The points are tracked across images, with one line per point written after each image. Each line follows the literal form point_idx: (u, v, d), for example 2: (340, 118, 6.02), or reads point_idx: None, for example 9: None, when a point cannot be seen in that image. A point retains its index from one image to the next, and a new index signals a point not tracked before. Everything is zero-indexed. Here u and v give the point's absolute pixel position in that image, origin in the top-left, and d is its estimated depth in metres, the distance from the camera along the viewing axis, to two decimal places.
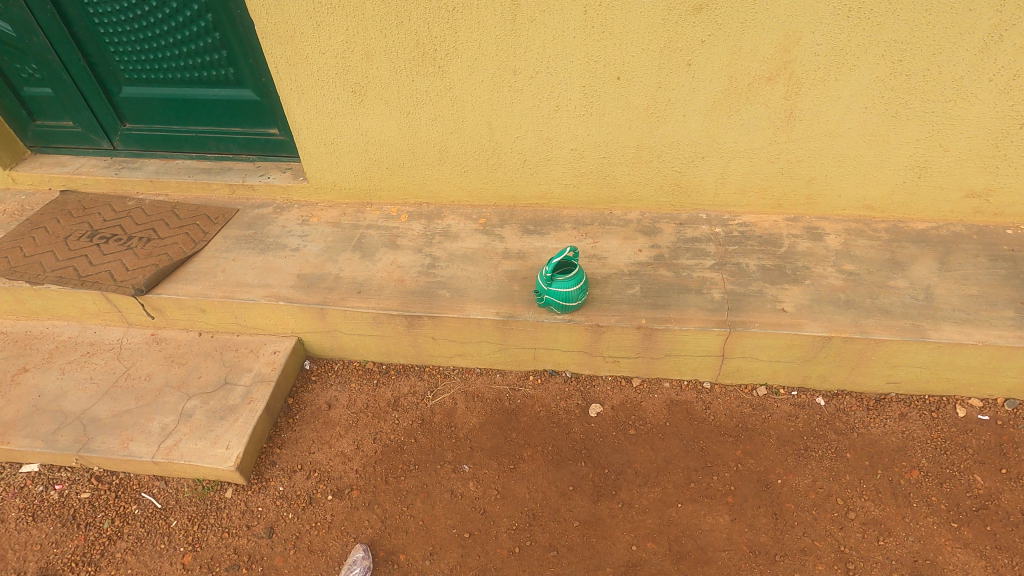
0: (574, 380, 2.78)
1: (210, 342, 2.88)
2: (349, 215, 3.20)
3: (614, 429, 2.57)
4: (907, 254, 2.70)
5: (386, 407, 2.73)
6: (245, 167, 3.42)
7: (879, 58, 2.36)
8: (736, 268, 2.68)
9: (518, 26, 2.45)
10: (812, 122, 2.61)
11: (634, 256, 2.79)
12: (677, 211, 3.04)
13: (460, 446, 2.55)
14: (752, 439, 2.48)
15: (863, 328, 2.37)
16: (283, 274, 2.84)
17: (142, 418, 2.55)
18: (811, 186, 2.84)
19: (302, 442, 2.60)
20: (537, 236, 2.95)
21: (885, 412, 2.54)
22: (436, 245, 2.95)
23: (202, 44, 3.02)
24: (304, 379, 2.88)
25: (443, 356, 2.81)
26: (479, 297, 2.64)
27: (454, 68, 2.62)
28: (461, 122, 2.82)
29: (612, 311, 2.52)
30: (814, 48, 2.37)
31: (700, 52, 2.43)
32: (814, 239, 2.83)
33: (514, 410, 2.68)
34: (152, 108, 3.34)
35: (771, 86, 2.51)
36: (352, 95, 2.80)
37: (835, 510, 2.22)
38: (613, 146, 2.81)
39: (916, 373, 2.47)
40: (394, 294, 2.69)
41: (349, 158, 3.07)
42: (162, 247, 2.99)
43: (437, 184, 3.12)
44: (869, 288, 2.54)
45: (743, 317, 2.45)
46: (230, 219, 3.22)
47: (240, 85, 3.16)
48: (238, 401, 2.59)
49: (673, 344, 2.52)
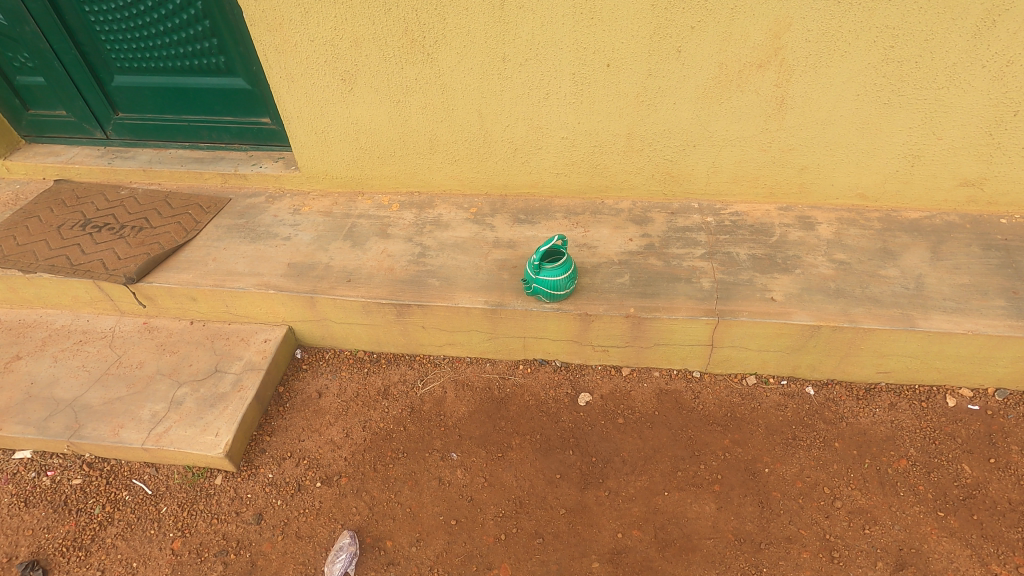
0: (564, 369, 2.78)
1: (201, 330, 2.88)
2: (341, 204, 3.18)
3: (603, 418, 2.57)
4: (899, 243, 2.68)
5: (376, 395, 2.74)
6: (237, 156, 3.41)
7: (871, 44, 2.33)
8: (726, 257, 2.67)
9: (506, 12, 2.43)
10: (804, 109, 2.58)
11: (624, 245, 2.78)
12: (669, 200, 3.02)
13: (448, 434, 2.56)
14: (740, 428, 2.48)
15: (852, 318, 2.36)
16: (273, 263, 2.84)
17: (133, 405, 2.56)
18: (804, 175, 2.81)
19: (292, 430, 2.61)
20: (528, 225, 2.94)
21: (874, 401, 2.53)
22: (427, 234, 2.94)
23: (192, 32, 3.01)
24: (295, 367, 2.89)
25: (433, 345, 2.82)
26: (468, 286, 2.64)
27: (443, 56, 2.61)
28: (451, 111, 2.81)
29: (601, 300, 2.52)
30: (805, 34, 2.34)
31: (690, 39, 2.41)
32: (806, 228, 2.80)
33: (503, 398, 2.69)
34: (145, 98, 3.34)
35: (762, 73, 2.48)
36: (341, 83, 2.79)
37: (822, 498, 2.23)
38: (604, 134, 2.80)
39: (905, 362, 2.46)
40: (384, 283, 2.69)
41: (340, 147, 3.06)
42: (153, 236, 3.00)
43: (429, 173, 3.11)
44: (860, 278, 2.52)
45: (732, 306, 2.44)
46: (222, 208, 3.22)
47: (231, 74, 3.15)
48: (228, 389, 2.60)
49: (661, 333, 2.52)
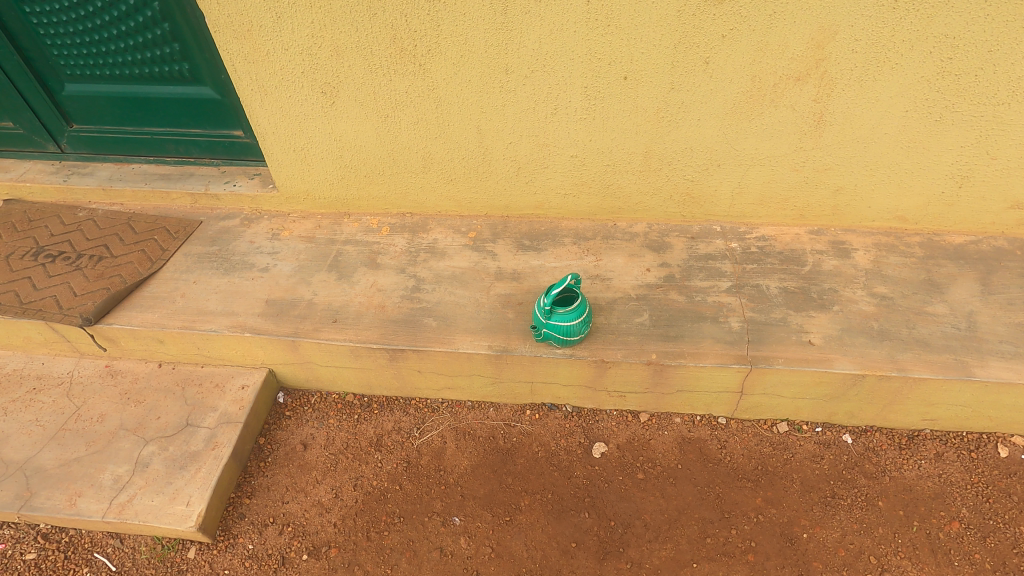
0: (575, 415, 2.52)
1: (170, 375, 2.58)
2: (324, 227, 2.87)
3: (620, 473, 2.32)
4: (945, 273, 2.43)
5: (368, 447, 2.46)
6: (208, 172, 3.07)
7: (926, 55, 2.05)
8: (755, 291, 2.40)
9: (510, 18, 2.11)
10: (844, 126, 2.30)
11: (641, 276, 2.51)
12: (688, 222, 2.74)
13: (450, 494, 2.30)
14: (773, 484, 2.24)
15: (901, 365, 2.11)
16: (249, 299, 2.54)
17: (93, 468, 2.27)
18: (839, 196, 2.54)
19: (275, 490, 2.34)
20: (533, 252, 2.65)
21: (919, 451, 2.30)
22: (421, 263, 2.64)
23: (149, 36, 2.65)
24: (277, 414, 2.60)
25: (430, 389, 2.55)
26: (469, 327, 2.36)
27: (436, 67, 2.29)
28: (447, 127, 2.50)
29: (618, 344, 2.25)
30: (852, 43, 2.05)
31: (720, 49, 2.11)
32: (841, 256, 2.54)
33: (509, 450, 2.43)
34: (101, 108, 2.98)
35: (800, 87, 2.19)
36: (321, 96, 2.46)
37: (869, 570, 2.00)
38: (618, 152, 2.50)
39: (955, 411, 2.22)
40: (374, 323, 2.40)
41: (323, 165, 2.74)
42: (114, 268, 2.68)
43: (422, 194, 2.80)
44: (905, 316, 2.27)
45: (766, 351, 2.19)
46: (192, 233, 2.89)
47: (197, 82, 2.80)
48: (200, 447, 2.32)
49: (685, 380, 2.26)
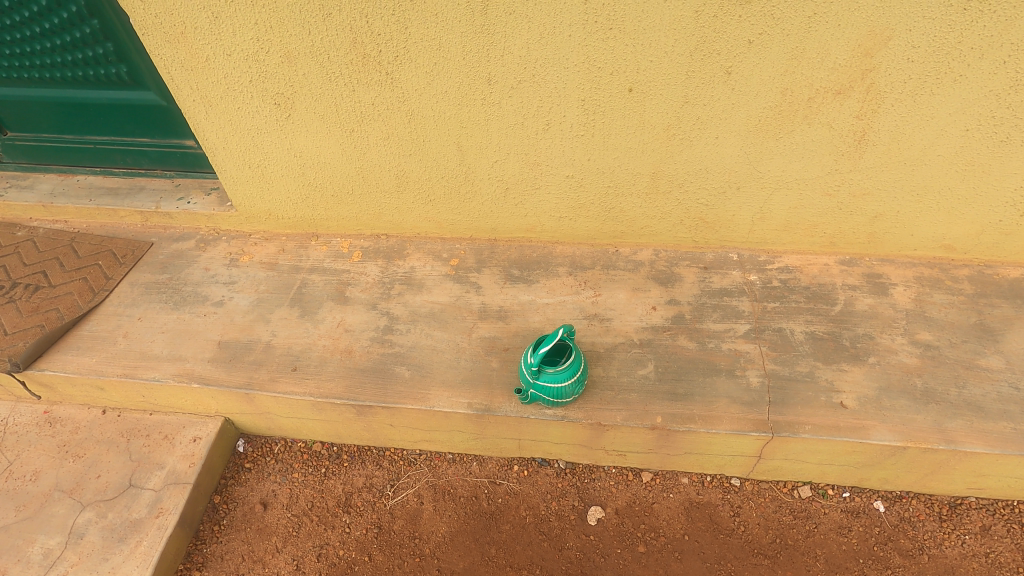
0: (569, 472, 2.23)
1: (115, 425, 2.30)
2: (289, 251, 2.56)
3: (619, 545, 2.04)
4: (999, 316, 2.09)
5: (335, 509, 2.19)
6: (160, 186, 2.74)
7: (998, 66, 1.67)
8: (778, 337, 2.08)
9: (490, 21, 1.75)
10: (890, 146, 1.93)
11: (646, 317, 2.18)
12: (701, 249, 2.40)
13: (424, 568, 2.03)
14: (794, 562, 1.95)
15: (950, 436, 1.79)
16: (199, 341, 2.24)
17: (21, 539, 2.00)
18: (877, 224, 2.20)
19: (229, 560, 2.07)
20: (522, 285, 2.33)
21: (962, 524, 2.00)
22: (396, 298, 2.33)
23: (78, 35, 2.29)
24: (236, 467, 2.32)
25: (405, 441, 2.26)
26: (447, 379, 2.05)
27: (406, 76, 1.93)
28: (422, 143, 2.15)
29: (618, 404, 1.94)
30: (908, 52, 1.68)
31: (745, 57, 1.74)
32: (877, 293, 2.20)
33: (493, 514, 2.15)
34: (36, 114, 2.64)
35: (840, 102, 1.83)
36: (275, 108, 2.11)
37: None
38: (621, 173, 2.15)
39: (1008, 482, 1.91)
40: (338, 373, 2.09)
41: (284, 183, 2.40)
42: (50, 301, 2.37)
43: (398, 215, 2.47)
44: (954, 371, 1.95)
45: (791, 416, 1.87)
46: (141, 257, 2.58)
47: (139, 86, 2.45)
48: (142, 513, 2.04)
49: (695, 445, 1.95)
